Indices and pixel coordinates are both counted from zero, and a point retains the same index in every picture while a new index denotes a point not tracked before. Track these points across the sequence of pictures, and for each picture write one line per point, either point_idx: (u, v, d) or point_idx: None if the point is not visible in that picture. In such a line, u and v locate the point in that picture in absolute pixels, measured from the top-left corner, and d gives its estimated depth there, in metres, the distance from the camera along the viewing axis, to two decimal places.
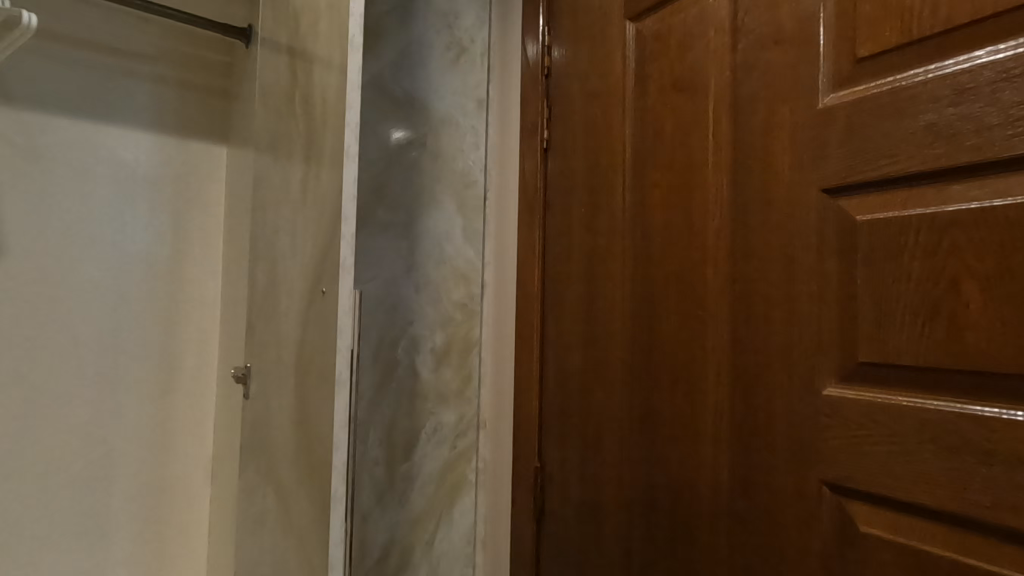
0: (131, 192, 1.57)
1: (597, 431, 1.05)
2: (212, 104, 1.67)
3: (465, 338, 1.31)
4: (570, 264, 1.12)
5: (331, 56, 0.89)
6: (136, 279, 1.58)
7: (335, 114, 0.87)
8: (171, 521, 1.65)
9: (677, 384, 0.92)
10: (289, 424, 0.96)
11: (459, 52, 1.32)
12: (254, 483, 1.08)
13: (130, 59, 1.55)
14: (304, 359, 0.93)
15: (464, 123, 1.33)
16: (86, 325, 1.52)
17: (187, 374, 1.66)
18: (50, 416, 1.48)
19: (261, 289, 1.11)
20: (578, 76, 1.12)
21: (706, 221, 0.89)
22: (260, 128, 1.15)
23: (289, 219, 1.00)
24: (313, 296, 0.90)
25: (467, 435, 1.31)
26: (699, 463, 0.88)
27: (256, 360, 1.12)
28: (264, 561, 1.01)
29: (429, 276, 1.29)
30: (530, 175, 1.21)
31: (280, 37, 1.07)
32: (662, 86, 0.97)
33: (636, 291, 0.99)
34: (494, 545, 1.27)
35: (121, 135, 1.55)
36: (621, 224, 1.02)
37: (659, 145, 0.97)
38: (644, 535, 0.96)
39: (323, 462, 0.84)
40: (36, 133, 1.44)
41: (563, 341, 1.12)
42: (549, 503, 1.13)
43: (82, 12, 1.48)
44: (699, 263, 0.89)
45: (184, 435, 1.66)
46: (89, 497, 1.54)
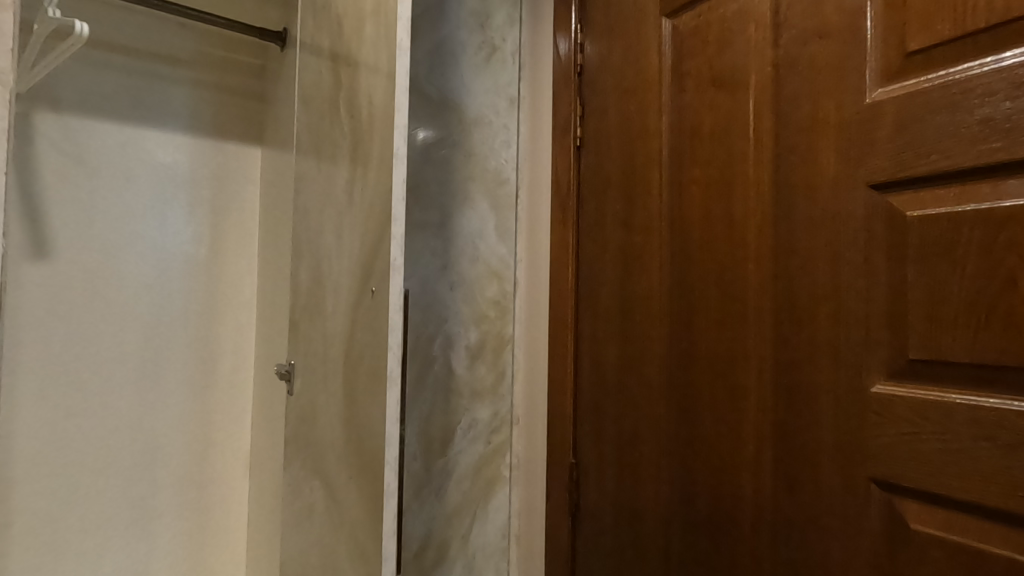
0: (171, 194, 1.62)
1: (634, 429, 1.05)
2: (246, 107, 1.71)
3: (498, 335, 1.32)
4: (605, 262, 1.12)
5: (378, 61, 0.91)
6: (175, 279, 1.63)
7: (383, 117, 0.89)
8: (213, 513, 1.71)
9: (718, 382, 0.92)
10: (337, 420, 0.99)
11: (491, 52, 1.32)
12: (300, 476, 1.11)
13: (168, 64, 1.59)
14: (352, 355, 0.95)
15: (496, 122, 1.32)
16: (132, 324, 1.57)
17: (225, 370, 1.71)
18: (98, 411, 1.53)
19: (304, 287, 1.13)
20: (612, 73, 1.12)
21: (747, 219, 0.89)
22: (301, 130, 1.17)
23: (335, 219, 1.02)
24: (362, 294, 0.93)
25: (502, 431, 1.32)
26: (741, 461, 0.88)
27: (301, 357, 1.15)
28: (312, 553, 1.04)
29: (463, 273, 1.29)
30: (562, 172, 1.22)
31: (322, 41, 1.10)
32: (701, 83, 0.96)
33: (674, 290, 0.99)
34: (528, 540, 1.28)
35: (161, 138, 1.59)
36: (659, 222, 1.02)
37: (697, 143, 0.96)
38: (683, 532, 0.96)
39: (374, 457, 0.87)
40: (79, 137, 1.49)
41: (598, 338, 1.13)
42: (584, 499, 1.14)
43: (123, 19, 1.51)
44: (740, 261, 0.89)
45: (222, 430, 1.71)
46: (134, 490, 1.59)
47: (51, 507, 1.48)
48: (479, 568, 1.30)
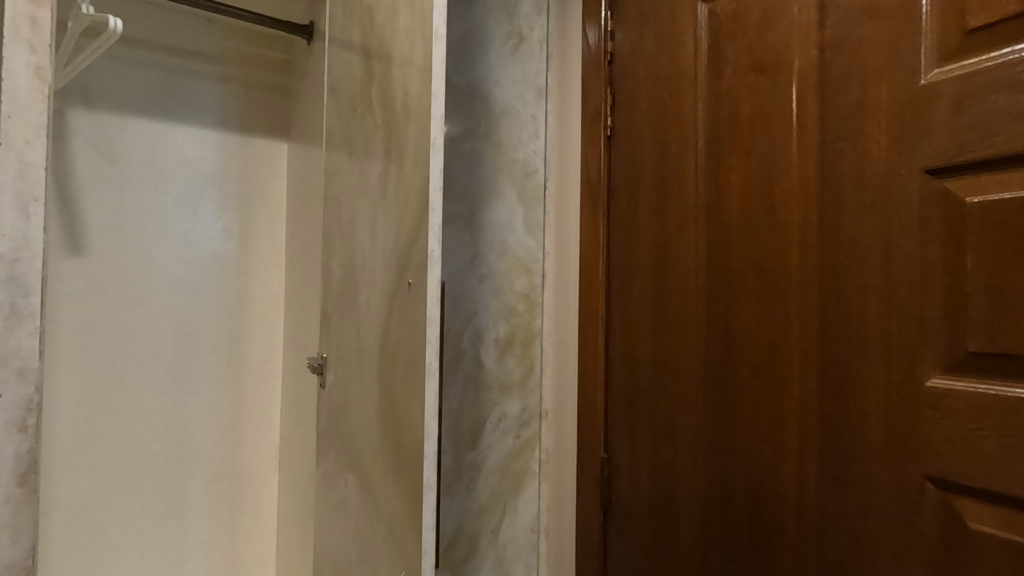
0: (200, 190, 1.63)
1: (668, 424, 1.03)
2: (272, 101, 1.72)
3: (527, 329, 1.30)
4: (637, 254, 1.09)
5: (413, 51, 0.90)
6: (205, 273, 1.65)
7: (418, 108, 0.88)
8: (243, 506, 1.73)
9: (758, 376, 0.90)
10: (373, 414, 0.99)
11: (519, 41, 1.29)
12: (334, 469, 1.11)
13: (196, 59, 1.60)
14: (387, 348, 0.95)
15: (524, 112, 1.29)
16: (164, 317, 1.59)
17: (254, 363, 1.73)
18: (133, 404, 1.56)
19: (336, 280, 1.13)
20: (645, 60, 1.09)
21: (789, 208, 0.86)
22: (331, 124, 1.17)
23: (368, 212, 1.01)
24: (398, 286, 0.92)
25: (531, 425, 1.30)
26: (783, 456, 0.86)
27: (333, 350, 1.14)
28: (347, 546, 1.05)
29: (492, 266, 1.27)
30: (591, 163, 1.19)
31: (353, 34, 1.09)
32: (739, 68, 0.94)
33: (710, 282, 0.97)
34: (558, 535, 1.27)
35: (191, 134, 1.61)
36: (695, 212, 1.00)
37: (735, 130, 0.94)
38: (721, 528, 0.94)
39: (413, 451, 0.86)
40: (110, 133, 1.50)
41: (630, 332, 1.10)
42: (616, 494, 1.12)
43: (152, 15, 1.52)
44: (782, 251, 0.87)
45: (251, 422, 1.73)
46: (167, 482, 1.62)
47: (88, 498, 1.51)
48: (509, 563, 1.28)
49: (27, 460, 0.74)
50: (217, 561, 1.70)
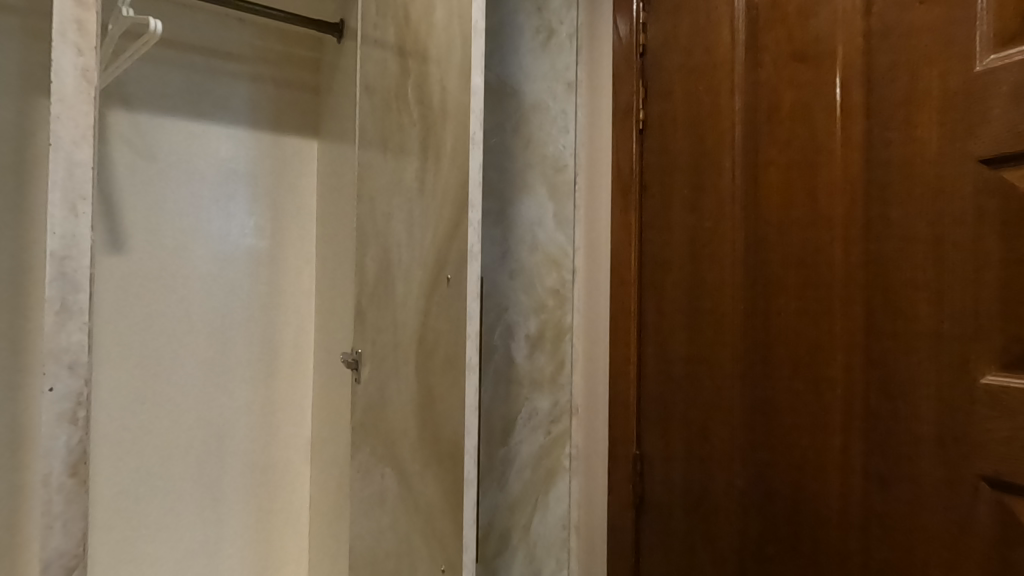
0: (233, 188, 1.66)
1: (704, 420, 1.01)
2: (302, 99, 1.73)
3: (558, 325, 1.29)
4: (671, 249, 1.07)
5: (450, 47, 0.91)
6: (239, 270, 1.68)
7: (456, 105, 0.89)
8: (276, 498, 1.76)
9: (799, 373, 0.88)
10: (410, 409, 1.00)
11: (549, 35, 1.27)
12: (370, 463, 1.13)
13: (229, 60, 1.63)
14: (425, 344, 0.96)
15: (554, 107, 1.28)
16: (200, 313, 1.63)
17: (286, 358, 1.75)
18: (170, 398, 1.60)
19: (371, 276, 1.14)
20: (679, 51, 1.07)
21: (832, 201, 0.85)
22: (363, 121, 1.17)
23: (403, 208, 1.02)
24: (436, 282, 0.93)
25: (562, 420, 1.30)
26: (825, 455, 0.85)
27: (368, 345, 1.16)
28: (385, 539, 1.06)
29: (522, 262, 1.26)
30: (623, 157, 1.17)
31: (386, 31, 1.09)
32: (778, 58, 0.92)
33: (748, 278, 0.95)
34: (589, 532, 1.26)
35: (224, 133, 1.64)
36: (732, 206, 0.98)
37: (775, 121, 0.92)
38: (760, 526, 0.93)
39: (453, 446, 0.87)
40: (148, 133, 1.54)
41: (664, 328, 1.09)
42: (649, 490, 1.11)
43: (187, 17, 1.55)
44: (825, 245, 0.85)
45: (284, 416, 1.76)
46: (204, 475, 1.66)
47: (129, 490, 1.56)
48: (540, 558, 1.28)
49: (79, 452, 0.76)
50: (253, 552, 1.74)
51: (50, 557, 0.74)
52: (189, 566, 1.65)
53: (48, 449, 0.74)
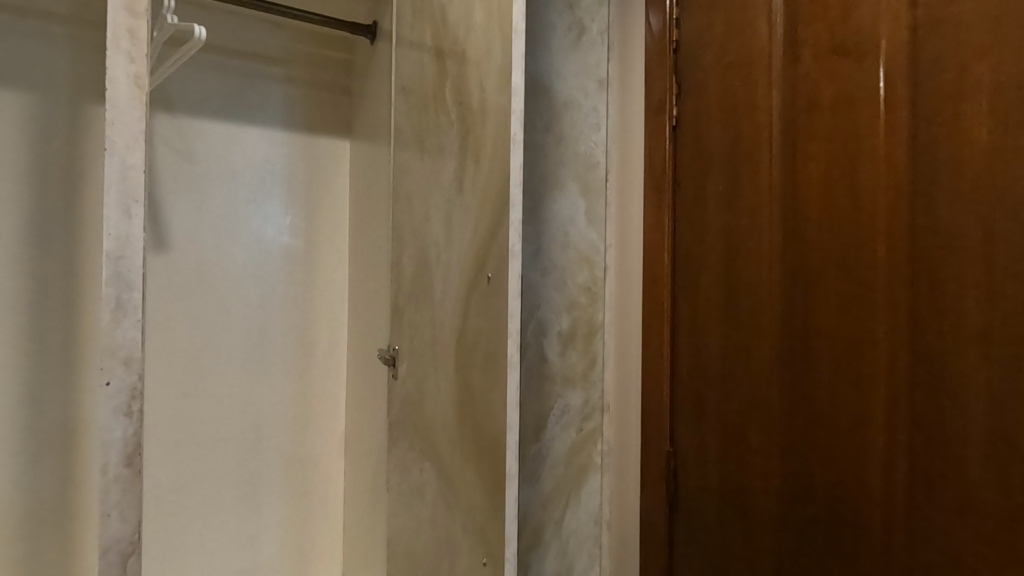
0: (270, 188, 1.70)
1: (740, 418, 1.01)
2: (334, 100, 1.76)
3: (590, 322, 1.29)
4: (705, 247, 1.07)
5: (490, 49, 0.93)
6: (276, 268, 1.72)
7: (496, 107, 0.91)
8: (312, 491, 1.81)
9: (840, 372, 0.87)
10: (450, 405, 1.02)
11: (580, 32, 1.26)
12: (409, 457, 1.15)
13: (264, 62, 1.66)
14: (465, 340, 0.99)
15: (585, 104, 1.27)
16: (238, 310, 1.68)
17: (321, 355, 1.79)
18: (211, 392, 1.65)
19: (408, 274, 1.16)
20: (715, 46, 1.06)
21: (875, 198, 0.84)
22: (399, 121, 1.19)
23: (442, 207, 1.04)
24: (476, 281, 0.96)
25: (594, 417, 1.30)
26: (867, 454, 0.84)
27: (406, 342, 1.18)
28: (424, 531, 1.09)
29: (555, 259, 1.26)
30: (656, 154, 1.16)
31: (423, 33, 1.11)
32: (819, 52, 0.91)
33: (786, 275, 0.94)
34: (621, 528, 1.26)
35: (260, 135, 1.68)
36: (769, 203, 0.97)
37: (815, 117, 0.91)
38: (799, 525, 0.92)
39: (494, 440, 0.90)
40: (188, 135, 1.59)
41: (698, 327, 1.08)
42: (683, 488, 1.11)
43: (225, 22, 1.60)
44: (867, 242, 0.84)
45: (319, 411, 1.80)
46: (243, 467, 1.71)
47: (173, 481, 1.61)
48: (572, 554, 1.29)
49: (133, 443, 0.80)
50: (290, 543, 1.79)
51: (109, 544, 0.78)
52: (229, 556, 1.70)
53: (106, 441, 0.78)
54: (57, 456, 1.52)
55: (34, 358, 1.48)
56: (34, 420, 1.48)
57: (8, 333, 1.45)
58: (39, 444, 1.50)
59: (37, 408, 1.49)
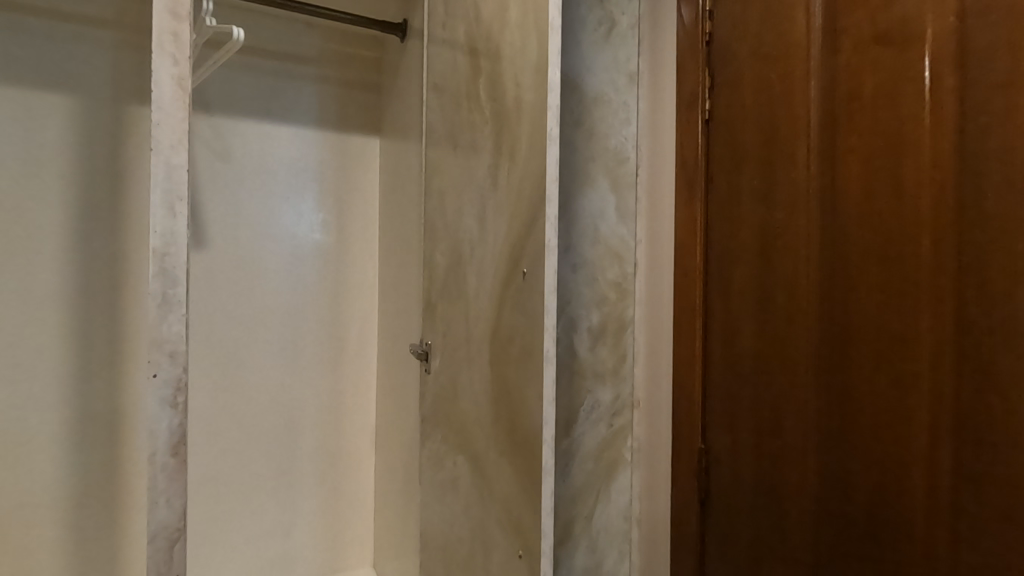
0: (303, 185, 1.73)
1: (775, 416, 1.00)
2: (365, 99, 1.78)
3: (620, 318, 1.28)
4: (739, 242, 1.05)
5: (526, 46, 0.93)
6: (309, 264, 1.76)
7: (533, 103, 0.91)
8: (344, 483, 1.85)
9: (880, 369, 0.85)
10: (485, 399, 1.03)
11: (610, 27, 1.26)
12: (442, 451, 1.17)
13: (296, 63, 1.69)
14: (499, 336, 0.99)
15: (615, 99, 1.27)
16: (273, 305, 1.72)
17: (352, 350, 1.83)
18: (247, 385, 1.69)
19: (440, 271, 1.18)
20: (750, 37, 1.04)
21: (920, 191, 0.82)
22: (432, 119, 1.20)
23: (476, 204, 1.05)
24: (511, 277, 0.96)
25: (624, 413, 1.30)
26: (910, 453, 0.83)
27: (439, 337, 1.19)
28: (458, 522, 1.11)
29: (585, 255, 1.26)
30: (687, 148, 1.15)
31: (455, 31, 1.12)
32: (859, 43, 0.89)
33: (824, 271, 0.92)
34: (651, 525, 1.26)
35: (293, 133, 1.71)
36: (806, 197, 0.95)
37: (855, 109, 0.89)
38: (837, 524, 0.91)
39: (530, 435, 0.91)
40: (225, 135, 1.62)
41: (731, 323, 1.07)
42: (716, 486, 1.10)
43: (258, 23, 1.63)
44: (910, 237, 0.82)
45: (351, 405, 1.83)
46: (278, 458, 1.75)
47: (212, 471, 1.66)
48: (602, 549, 1.29)
49: (178, 434, 0.82)
50: (323, 533, 1.83)
51: (156, 530, 0.81)
52: (265, 544, 1.75)
53: (153, 431, 0.81)
54: (102, 445, 1.58)
55: (81, 351, 1.54)
56: (81, 411, 1.55)
57: (56, 327, 1.51)
58: (86, 433, 1.56)
59: (84, 398, 1.55)
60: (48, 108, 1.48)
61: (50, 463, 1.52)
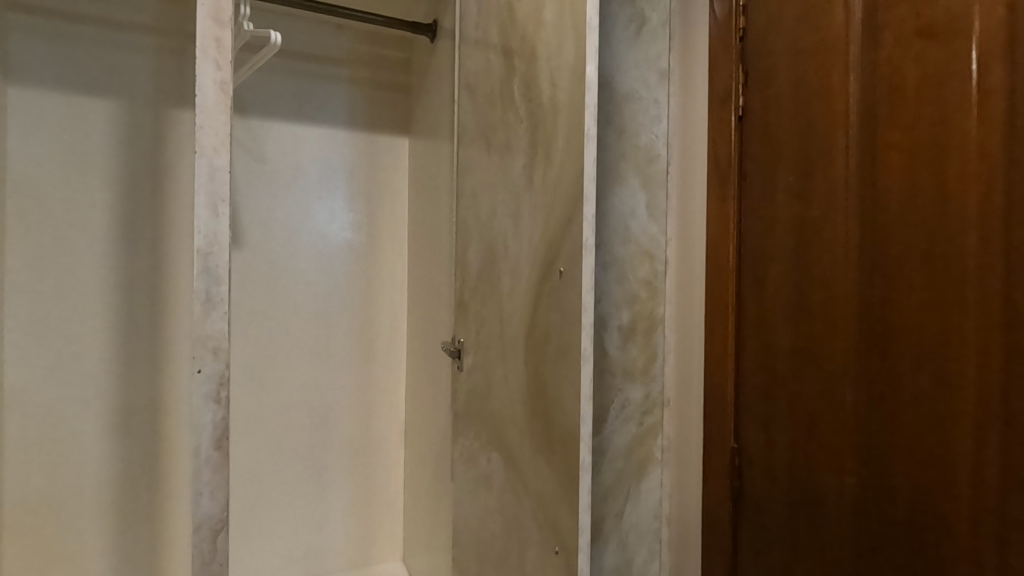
0: (335, 184, 1.77)
1: (811, 416, 0.98)
2: (394, 99, 1.81)
3: (650, 316, 1.28)
4: (774, 240, 1.04)
5: (562, 45, 0.93)
6: (339, 262, 1.79)
7: (569, 103, 0.91)
8: (374, 478, 1.88)
9: (923, 368, 0.84)
10: (520, 396, 1.04)
11: (641, 24, 1.25)
12: (475, 448, 1.18)
13: (327, 65, 1.72)
14: (535, 334, 1.00)
15: (646, 96, 1.26)
16: (305, 303, 1.75)
17: (382, 347, 1.85)
18: (279, 381, 1.73)
19: (473, 269, 1.19)
20: (785, 31, 1.03)
21: (965, 187, 0.80)
22: (464, 119, 1.22)
23: (510, 203, 1.06)
24: (546, 276, 0.97)
25: (654, 412, 1.29)
26: (954, 455, 0.81)
27: (471, 335, 1.21)
28: (492, 517, 1.12)
29: (615, 254, 1.26)
30: (721, 145, 1.14)
31: (489, 31, 1.13)
32: (902, 35, 0.87)
33: (863, 269, 0.91)
34: (681, 524, 1.25)
35: (324, 134, 1.74)
36: (844, 193, 0.94)
37: (897, 103, 0.87)
38: (876, 526, 0.90)
39: (567, 432, 0.92)
40: (259, 136, 1.66)
41: (765, 322, 1.06)
42: (749, 486, 1.09)
43: (291, 26, 1.67)
44: (955, 234, 0.81)
45: (381, 401, 1.86)
46: (311, 452, 1.79)
47: (249, 464, 1.71)
48: (632, 547, 1.30)
49: (221, 428, 0.85)
50: (353, 527, 1.86)
51: (201, 521, 0.83)
52: (299, 536, 1.79)
53: (198, 425, 0.83)
54: (144, 437, 1.63)
55: (124, 347, 1.59)
56: (125, 405, 1.60)
57: (101, 325, 1.57)
58: (128, 426, 1.61)
59: (128, 393, 1.61)
60: (92, 112, 1.53)
61: (96, 455, 1.58)
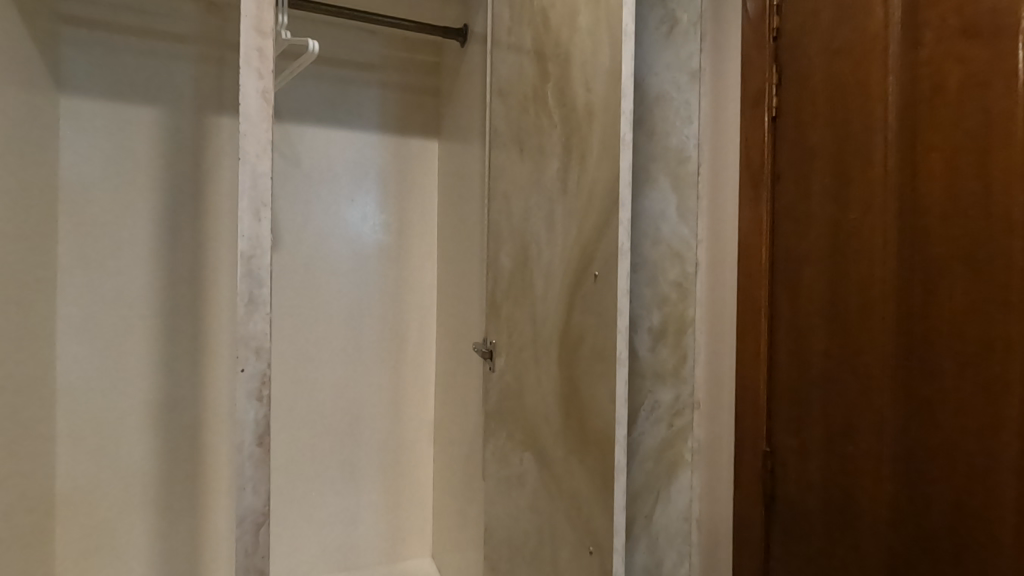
0: (366, 187, 1.80)
1: (846, 420, 0.97)
2: (425, 103, 1.83)
3: (681, 317, 1.29)
4: (809, 242, 1.03)
5: (597, 49, 0.94)
6: (371, 263, 1.82)
7: (604, 108, 0.92)
8: (404, 475, 1.91)
9: (964, 374, 0.82)
10: (553, 397, 1.05)
11: (673, 26, 1.26)
12: (507, 447, 1.20)
13: (360, 70, 1.76)
14: (568, 337, 1.01)
15: (677, 97, 1.26)
16: (338, 303, 1.79)
17: (411, 347, 1.88)
18: (312, 379, 1.78)
19: (505, 272, 1.21)
20: (822, 31, 1.01)
21: (1010, 189, 0.77)
22: (497, 123, 1.24)
23: (543, 206, 1.08)
24: (581, 279, 0.98)
25: (684, 413, 1.30)
26: (998, 462, 0.79)
27: (503, 337, 1.22)
28: (524, 516, 1.14)
29: (646, 256, 1.28)
30: (754, 147, 1.13)
31: (522, 37, 1.14)
32: (944, 34, 0.85)
33: (902, 271, 0.89)
34: (712, 527, 1.25)
35: (357, 138, 1.78)
36: (883, 195, 0.92)
37: (938, 104, 0.85)
38: (915, 534, 0.88)
39: (603, 434, 0.93)
40: (295, 142, 1.71)
41: (800, 324, 1.05)
42: (782, 489, 1.08)
43: (326, 33, 1.71)
44: (1000, 237, 0.78)
45: (412, 400, 1.90)
46: (343, 449, 1.83)
47: (284, 460, 1.76)
48: (661, 548, 1.31)
49: (263, 425, 0.88)
50: (384, 522, 1.90)
51: (244, 514, 0.86)
52: (332, 531, 1.84)
53: (241, 421, 0.87)
54: (185, 432, 1.69)
55: (167, 346, 1.66)
56: (167, 401, 1.67)
57: (146, 324, 1.63)
58: (170, 421, 1.67)
59: (169, 390, 1.67)
60: (136, 119, 1.59)
61: (139, 449, 1.65)
